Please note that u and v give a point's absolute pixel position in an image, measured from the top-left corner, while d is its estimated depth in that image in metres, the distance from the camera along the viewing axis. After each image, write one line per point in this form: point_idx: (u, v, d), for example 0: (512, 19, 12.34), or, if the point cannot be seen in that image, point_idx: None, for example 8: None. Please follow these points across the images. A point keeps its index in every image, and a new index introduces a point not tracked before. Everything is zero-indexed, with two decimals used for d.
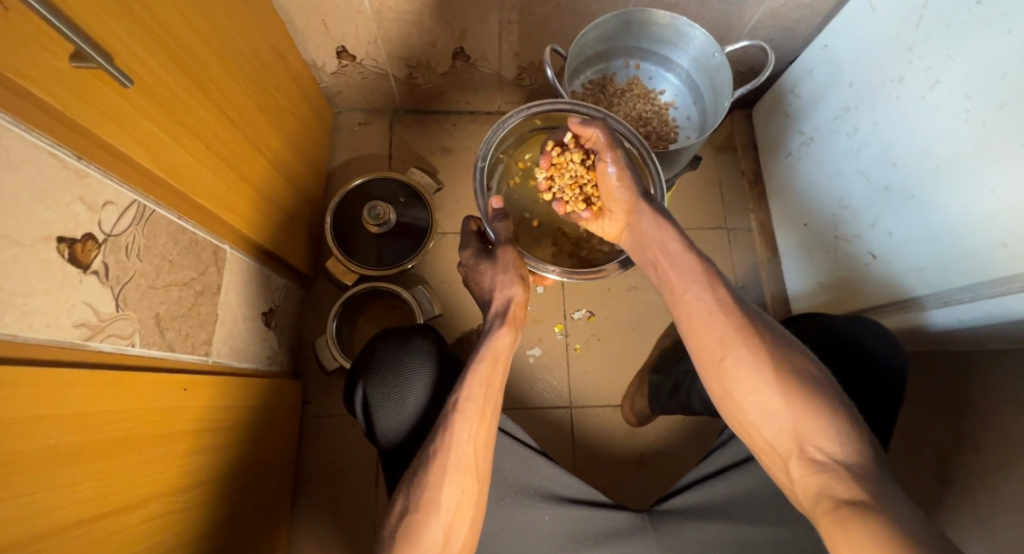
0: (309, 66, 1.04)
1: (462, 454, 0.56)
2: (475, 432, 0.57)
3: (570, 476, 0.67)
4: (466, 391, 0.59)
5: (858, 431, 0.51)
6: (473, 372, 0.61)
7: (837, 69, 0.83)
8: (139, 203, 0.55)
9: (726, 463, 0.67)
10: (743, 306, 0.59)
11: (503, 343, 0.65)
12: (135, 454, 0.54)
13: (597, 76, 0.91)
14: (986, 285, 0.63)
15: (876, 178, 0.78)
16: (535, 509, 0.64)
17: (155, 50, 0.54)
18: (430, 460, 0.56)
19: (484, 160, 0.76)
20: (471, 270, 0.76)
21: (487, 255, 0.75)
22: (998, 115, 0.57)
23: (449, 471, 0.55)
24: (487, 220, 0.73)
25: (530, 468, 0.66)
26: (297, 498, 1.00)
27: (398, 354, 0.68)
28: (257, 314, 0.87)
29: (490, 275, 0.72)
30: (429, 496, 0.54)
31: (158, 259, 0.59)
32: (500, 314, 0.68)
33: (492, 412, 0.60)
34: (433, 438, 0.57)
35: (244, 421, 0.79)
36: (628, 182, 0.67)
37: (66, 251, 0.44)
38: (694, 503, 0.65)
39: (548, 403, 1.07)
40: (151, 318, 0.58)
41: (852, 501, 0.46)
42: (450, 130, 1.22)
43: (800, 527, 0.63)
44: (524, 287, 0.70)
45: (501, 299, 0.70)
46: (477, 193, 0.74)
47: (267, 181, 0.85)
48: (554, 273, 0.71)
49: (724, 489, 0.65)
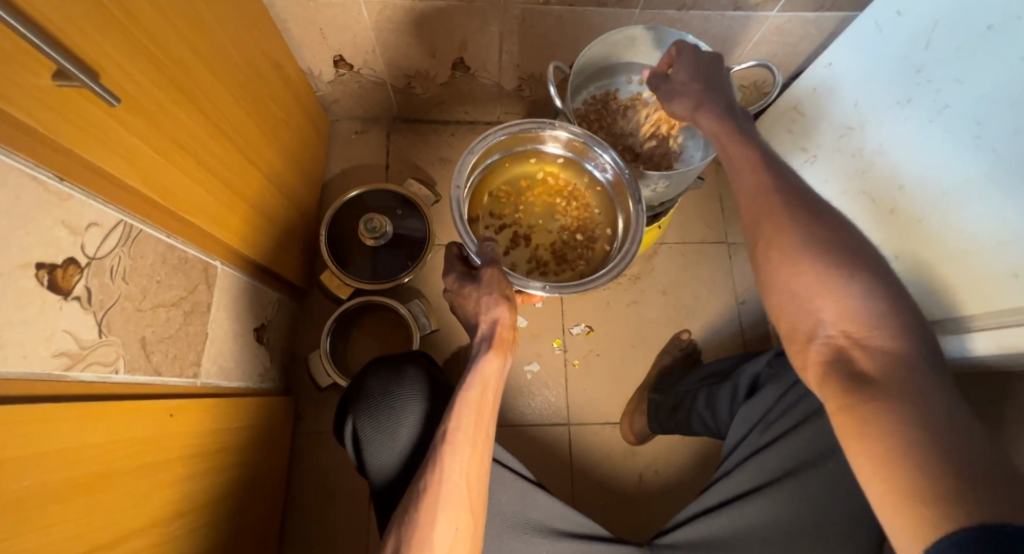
0: (306, 74, 1.02)
1: (455, 487, 0.54)
2: (467, 464, 0.55)
3: (569, 509, 0.65)
4: (457, 422, 0.57)
5: (928, 361, 0.41)
6: (461, 400, 0.58)
7: (841, 90, 0.82)
8: (125, 224, 0.53)
9: (728, 495, 0.66)
10: (809, 263, 0.47)
11: (492, 370, 0.60)
12: (119, 488, 0.51)
13: (599, 92, 0.88)
14: (996, 314, 0.62)
15: (882, 202, 0.77)
16: (532, 545, 0.62)
17: (145, 64, 0.52)
18: (420, 495, 0.54)
19: (459, 188, 0.71)
20: (455, 295, 0.67)
21: (473, 277, 0.66)
22: (1011, 144, 0.56)
23: (442, 507, 0.53)
24: (474, 245, 0.67)
25: (527, 501, 0.64)
26: (287, 518, 0.97)
27: (388, 384, 0.66)
28: (248, 330, 0.85)
29: (473, 298, 0.64)
30: (421, 534, 0.52)
31: (144, 280, 0.57)
32: (486, 338, 0.62)
33: (484, 442, 0.58)
34: (424, 471, 0.55)
35: (234, 444, 0.76)
36: (703, 82, 0.60)
37: (45, 277, 0.42)
38: (696, 537, 0.64)
39: (545, 421, 1.05)
40: (136, 342, 0.56)
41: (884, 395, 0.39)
42: (448, 141, 1.20)
43: None
44: (510, 307, 0.62)
45: (487, 322, 0.62)
46: (456, 223, 0.67)
47: (260, 194, 0.82)
48: (540, 288, 0.67)
49: (727, 523, 0.63)
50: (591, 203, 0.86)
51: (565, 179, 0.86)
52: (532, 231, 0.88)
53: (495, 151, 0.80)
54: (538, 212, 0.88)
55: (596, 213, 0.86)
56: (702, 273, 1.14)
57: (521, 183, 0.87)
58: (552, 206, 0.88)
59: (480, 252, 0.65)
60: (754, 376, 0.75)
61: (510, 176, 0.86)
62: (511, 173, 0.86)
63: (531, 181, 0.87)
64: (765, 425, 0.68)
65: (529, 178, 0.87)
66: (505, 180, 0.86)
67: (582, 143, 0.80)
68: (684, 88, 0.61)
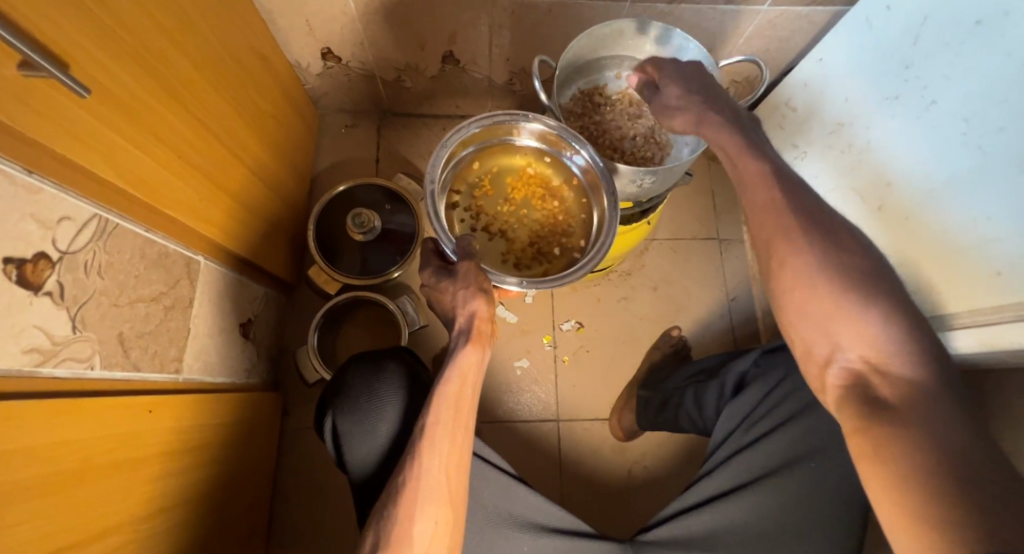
0: (293, 67, 1.01)
1: (434, 482, 0.54)
2: (446, 460, 0.55)
3: (552, 504, 0.65)
4: (435, 415, 0.56)
5: None
6: (439, 395, 0.57)
7: (832, 85, 0.81)
8: (100, 217, 0.52)
9: (712, 492, 0.65)
10: (793, 263, 0.49)
11: (470, 363, 0.60)
12: (94, 486, 0.50)
13: (588, 86, 0.87)
14: (981, 311, 0.61)
15: (869, 198, 0.77)
16: (513, 539, 0.62)
17: (120, 55, 0.51)
18: (399, 491, 0.53)
19: (432, 181, 0.71)
20: (431, 290, 0.67)
21: (449, 272, 0.65)
22: (998, 140, 0.56)
23: (421, 502, 0.53)
24: (450, 241, 0.66)
25: (510, 496, 0.64)
26: (275, 514, 0.97)
27: (366, 380, 0.66)
28: (233, 325, 0.84)
29: (449, 292, 0.63)
30: (399, 529, 0.51)
31: (122, 276, 0.56)
32: (462, 331, 0.61)
33: (463, 436, 0.57)
34: (402, 467, 0.55)
35: (216, 440, 0.75)
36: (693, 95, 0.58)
37: (14, 272, 0.41)
38: (678, 535, 0.63)
39: (534, 417, 1.05)
40: (114, 337, 0.55)
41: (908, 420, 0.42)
42: (439, 135, 1.19)
43: None
44: (488, 300, 0.61)
45: (464, 316, 0.61)
46: (430, 216, 0.67)
47: (245, 188, 0.81)
48: (515, 284, 0.66)
49: (711, 519, 0.63)
50: (568, 197, 0.86)
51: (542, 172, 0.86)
52: (509, 224, 0.87)
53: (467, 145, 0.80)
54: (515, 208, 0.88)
55: (573, 206, 0.85)
56: (693, 269, 1.13)
57: (497, 178, 0.86)
58: (529, 201, 0.88)
59: (457, 246, 0.65)
60: (740, 373, 0.74)
61: (485, 169, 0.86)
62: (485, 169, 0.86)
63: (508, 175, 0.87)
64: (750, 423, 0.68)
65: (505, 173, 0.86)
66: (480, 173, 0.86)
67: (557, 135, 0.79)
68: (678, 104, 0.59)
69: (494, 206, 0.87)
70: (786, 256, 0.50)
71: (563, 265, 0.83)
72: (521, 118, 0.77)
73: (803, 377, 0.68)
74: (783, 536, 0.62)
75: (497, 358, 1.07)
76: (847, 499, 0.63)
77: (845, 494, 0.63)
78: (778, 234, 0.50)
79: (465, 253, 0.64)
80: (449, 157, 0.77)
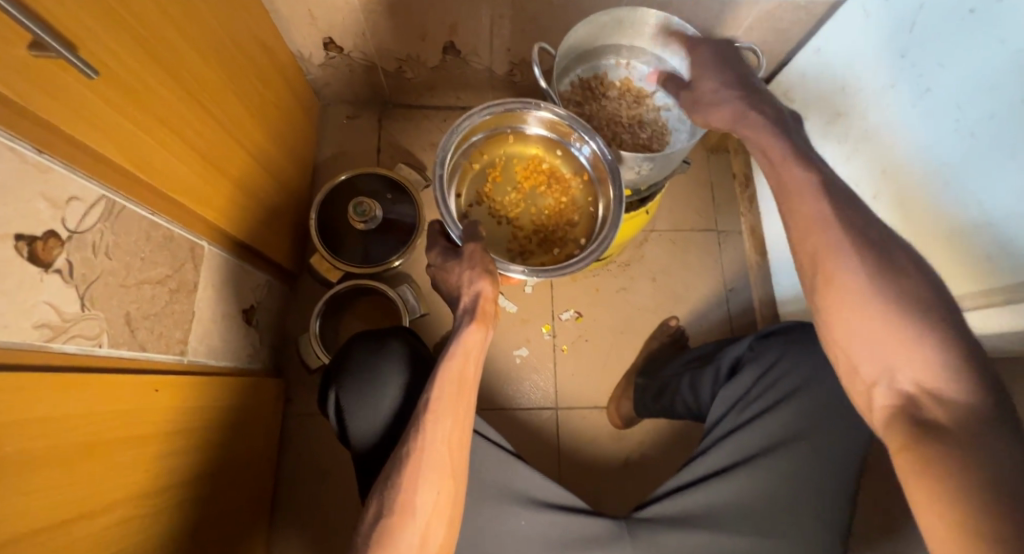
0: (296, 57, 1.02)
1: (436, 455, 0.55)
2: (449, 434, 0.56)
3: (550, 481, 0.67)
4: (438, 391, 0.57)
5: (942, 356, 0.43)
6: (444, 370, 0.59)
7: (829, 75, 0.83)
8: (108, 199, 0.53)
9: (705, 471, 0.67)
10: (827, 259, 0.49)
11: (474, 340, 0.61)
12: (102, 459, 0.52)
13: (587, 75, 0.87)
14: (978, 294, 0.62)
15: (865, 187, 0.77)
16: (512, 514, 0.63)
17: (126, 39, 0.52)
18: (403, 463, 0.55)
19: (441, 169, 0.72)
20: (439, 270, 0.69)
21: (455, 254, 0.68)
22: (991, 126, 0.56)
23: (424, 474, 0.54)
24: (457, 228, 0.67)
25: (508, 472, 0.66)
26: (277, 496, 0.98)
27: (369, 359, 0.68)
28: (237, 310, 0.85)
29: (457, 273, 0.65)
30: (403, 499, 0.53)
31: (128, 257, 0.57)
32: (468, 310, 0.63)
33: (466, 410, 0.59)
34: (406, 439, 0.56)
35: (220, 421, 0.77)
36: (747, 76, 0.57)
37: (25, 248, 0.42)
38: (672, 512, 0.65)
39: (533, 404, 1.06)
40: (120, 317, 0.56)
41: (923, 398, 0.44)
42: (440, 126, 1.20)
43: (781, 537, 0.63)
44: (494, 281, 0.63)
45: (469, 296, 0.63)
46: (438, 203, 0.68)
47: (247, 174, 0.82)
48: (521, 272, 0.67)
49: (703, 498, 0.65)
50: (574, 186, 0.86)
51: (550, 161, 0.87)
52: (514, 211, 0.89)
53: (477, 131, 0.81)
54: (521, 195, 0.89)
55: (579, 196, 0.86)
56: (691, 260, 1.14)
57: (505, 165, 0.87)
58: (535, 189, 0.89)
59: (465, 230, 0.67)
60: (735, 358, 0.76)
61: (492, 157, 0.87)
62: (493, 156, 0.87)
63: (515, 164, 0.88)
64: (743, 405, 0.69)
65: (513, 161, 0.87)
66: (487, 162, 0.87)
67: (567, 125, 0.80)
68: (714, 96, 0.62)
69: (500, 195, 0.88)
70: (811, 237, 0.51)
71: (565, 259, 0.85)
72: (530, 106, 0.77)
73: (797, 359, 0.69)
74: (775, 514, 0.63)
75: (497, 347, 1.08)
76: (839, 478, 0.64)
77: (837, 473, 0.64)
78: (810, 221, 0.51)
79: (469, 235, 0.66)
80: (459, 143, 0.77)
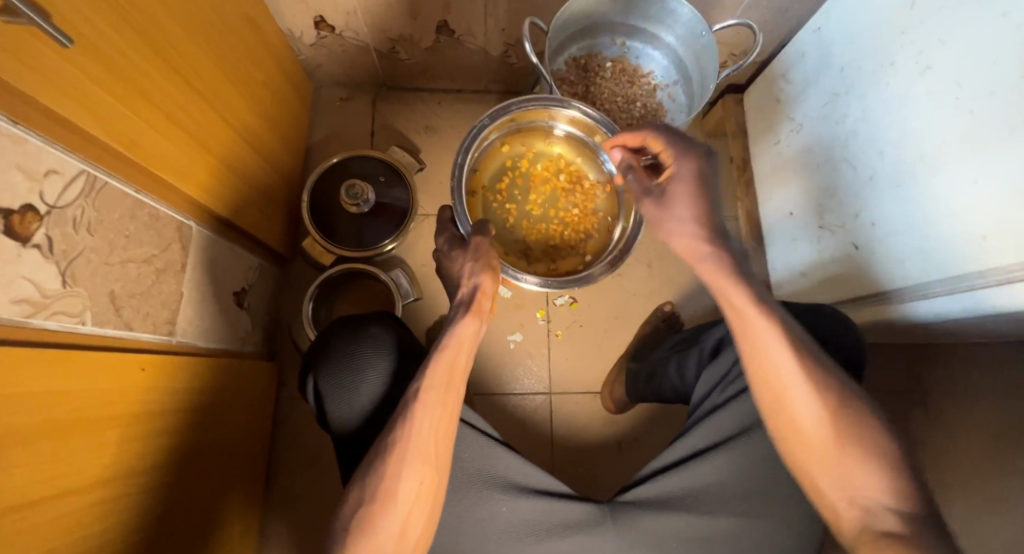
0: (286, 37, 1.00)
1: (421, 444, 0.55)
2: (437, 423, 0.56)
3: (534, 468, 0.67)
4: (428, 380, 0.57)
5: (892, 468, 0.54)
6: (436, 361, 0.58)
7: (828, 54, 0.82)
8: (88, 173, 0.52)
9: (686, 452, 0.67)
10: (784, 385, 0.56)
11: (468, 332, 0.61)
12: (89, 437, 0.52)
13: (581, 54, 0.85)
14: (966, 276, 0.61)
15: (862, 169, 0.76)
16: (494, 501, 0.63)
17: (105, 10, 0.50)
18: (387, 451, 0.54)
19: (462, 156, 0.74)
20: (444, 256, 0.74)
21: (461, 244, 0.72)
22: (988, 104, 0.55)
23: (409, 462, 0.54)
24: (467, 224, 0.72)
25: (492, 459, 0.65)
26: (272, 477, 1.00)
27: (349, 343, 0.67)
28: (227, 293, 0.85)
29: (461, 263, 0.69)
30: (386, 486, 0.53)
31: (111, 234, 0.56)
32: (465, 302, 0.64)
33: (455, 401, 0.58)
34: (393, 427, 0.56)
35: (209, 404, 0.77)
36: (701, 206, 0.58)
37: (2, 222, 0.41)
38: (653, 495, 0.65)
39: (527, 389, 1.06)
40: (105, 295, 0.56)
41: (876, 509, 0.53)
42: (435, 109, 1.20)
43: (759, 519, 0.64)
44: (494, 277, 0.66)
45: (468, 288, 0.65)
46: (455, 191, 0.73)
47: (234, 151, 0.81)
48: (532, 282, 0.72)
49: (684, 480, 0.65)
50: (598, 196, 0.87)
51: (575, 166, 0.87)
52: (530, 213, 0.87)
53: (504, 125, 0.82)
54: (540, 196, 0.88)
55: (601, 207, 0.87)
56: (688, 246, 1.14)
57: (527, 164, 0.87)
58: (555, 193, 0.88)
59: (475, 225, 0.71)
60: (718, 339, 0.76)
61: (518, 150, 0.86)
62: (515, 154, 0.87)
63: (538, 159, 0.87)
64: (725, 384, 0.69)
65: (535, 160, 0.87)
66: (513, 155, 0.87)
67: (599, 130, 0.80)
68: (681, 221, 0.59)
69: (517, 190, 0.87)
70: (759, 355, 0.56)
71: (570, 271, 0.84)
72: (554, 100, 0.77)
73: None
74: (754, 495, 0.65)
75: (491, 332, 1.07)
76: None
77: None
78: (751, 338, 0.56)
79: (477, 228, 0.71)
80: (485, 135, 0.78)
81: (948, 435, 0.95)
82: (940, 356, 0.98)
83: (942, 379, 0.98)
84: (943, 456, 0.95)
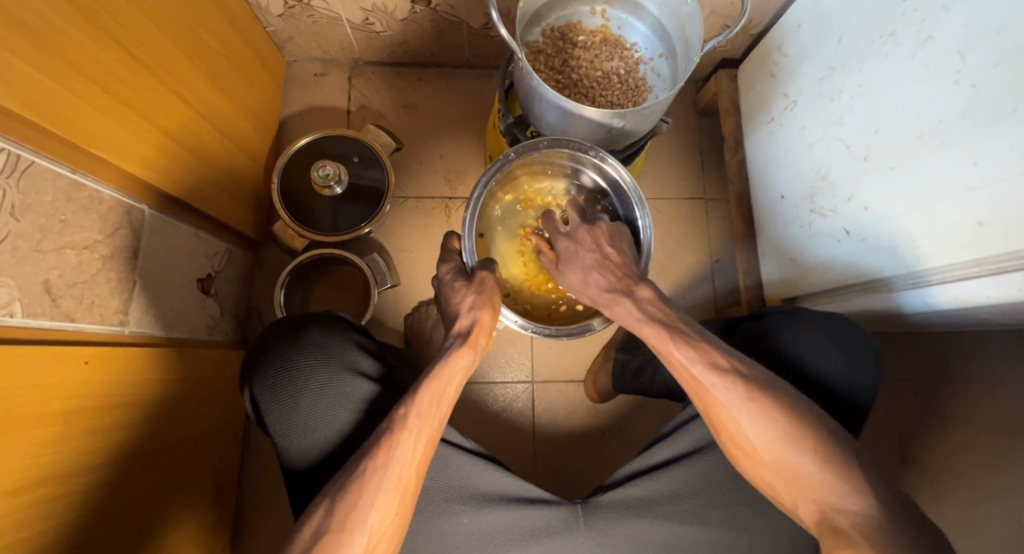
0: (251, 6, 0.93)
1: (401, 473, 0.53)
2: (415, 450, 0.54)
3: (503, 473, 0.64)
4: (416, 407, 0.56)
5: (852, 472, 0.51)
6: (427, 389, 0.59)
7: (827, 25, 0.76)
8: (10, 152, 0.48)
9: (670, 456, 0.65)
10: (729, 414, 0.56)
11: (461, 364, 0.63)
12: (29, 437, 0.49)
13: (560, 24, 0.80)
14: (959, 265, 0.58)
15: (856, 149, 0.72)
16: (454, 511, 0.61)
17: None
18: (362, 475, 0.52)
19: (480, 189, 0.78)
20: (444, 285, 0.75)
21: (466, 276, 0.75)
22: (991, 77, 0.51)
23: (382, 490, 0.51)
24: (470, 251, 0.77)
25: (463, 471, 0.63)
26: (247, 461, 1.00)
27: (285, 347, 0.67)
28: (189, 280, 0.82)
29: (462, 295, 0.71)
30: (357, 513, 0.50)
31: (42, 218, 0.52)
32: (461, 334, 0.67)
33: (436, 430, 0.58)
34: (372, 449, 0.53)
35: (169, 397, 0.74)
36: (599, 262, 0.69)
37: None
38: (631, 497, 0.63)
39: (508, 377, 1.03)
40: (37, 285, 0.52)
41: (833, 512, 0.51)
42: (414, 86, 1.14)
43: (731, 524, 0.62)
44: (492, 313, 0.70)
45: (466, 321, 0.69)
46: (466, 222, 0.77)
47: (190, 129, 0.76)
48: (514, 321, 0.77)
49: (664, 487, 0.63)
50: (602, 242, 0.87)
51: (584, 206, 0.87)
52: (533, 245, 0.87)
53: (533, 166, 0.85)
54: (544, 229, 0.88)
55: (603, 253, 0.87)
56: (675, 231, 1.11)
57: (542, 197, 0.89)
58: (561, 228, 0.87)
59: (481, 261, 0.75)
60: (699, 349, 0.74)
61: (543, 190, 0.89)
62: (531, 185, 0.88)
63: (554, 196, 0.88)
64: None
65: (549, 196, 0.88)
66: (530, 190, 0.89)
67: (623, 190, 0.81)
68: (583, 277, 0.70)
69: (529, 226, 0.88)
70: (704, 392, 0.58)
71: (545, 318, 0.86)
72: (535, 77, 0.68)
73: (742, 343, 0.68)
74: (733, 503, 0.63)
75: None
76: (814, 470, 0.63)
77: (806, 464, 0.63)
78: (686, 367, 0.59)
79: (483, 265, 0.74)
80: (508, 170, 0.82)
81: (941, 426, 0.92)
82: (938, 344, 0.95)
83: (939, 368, 0.95)
84: (933, 445, 0.93)
